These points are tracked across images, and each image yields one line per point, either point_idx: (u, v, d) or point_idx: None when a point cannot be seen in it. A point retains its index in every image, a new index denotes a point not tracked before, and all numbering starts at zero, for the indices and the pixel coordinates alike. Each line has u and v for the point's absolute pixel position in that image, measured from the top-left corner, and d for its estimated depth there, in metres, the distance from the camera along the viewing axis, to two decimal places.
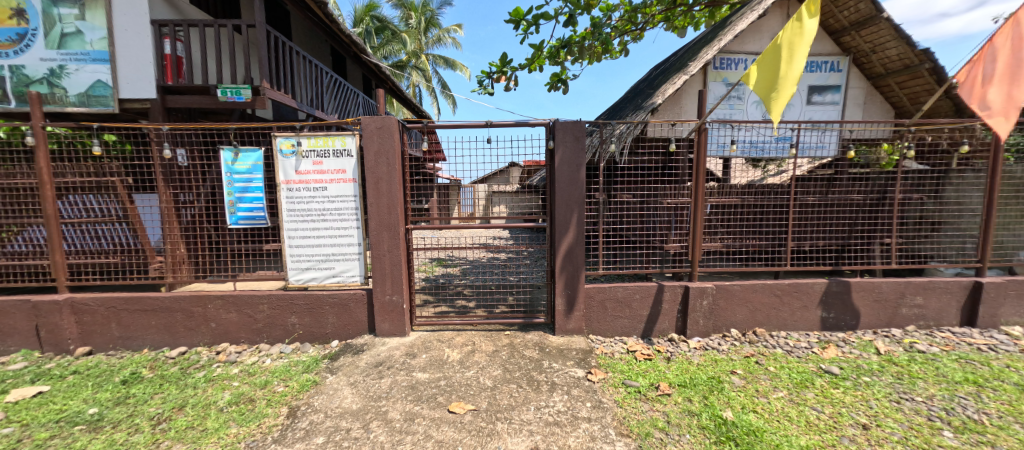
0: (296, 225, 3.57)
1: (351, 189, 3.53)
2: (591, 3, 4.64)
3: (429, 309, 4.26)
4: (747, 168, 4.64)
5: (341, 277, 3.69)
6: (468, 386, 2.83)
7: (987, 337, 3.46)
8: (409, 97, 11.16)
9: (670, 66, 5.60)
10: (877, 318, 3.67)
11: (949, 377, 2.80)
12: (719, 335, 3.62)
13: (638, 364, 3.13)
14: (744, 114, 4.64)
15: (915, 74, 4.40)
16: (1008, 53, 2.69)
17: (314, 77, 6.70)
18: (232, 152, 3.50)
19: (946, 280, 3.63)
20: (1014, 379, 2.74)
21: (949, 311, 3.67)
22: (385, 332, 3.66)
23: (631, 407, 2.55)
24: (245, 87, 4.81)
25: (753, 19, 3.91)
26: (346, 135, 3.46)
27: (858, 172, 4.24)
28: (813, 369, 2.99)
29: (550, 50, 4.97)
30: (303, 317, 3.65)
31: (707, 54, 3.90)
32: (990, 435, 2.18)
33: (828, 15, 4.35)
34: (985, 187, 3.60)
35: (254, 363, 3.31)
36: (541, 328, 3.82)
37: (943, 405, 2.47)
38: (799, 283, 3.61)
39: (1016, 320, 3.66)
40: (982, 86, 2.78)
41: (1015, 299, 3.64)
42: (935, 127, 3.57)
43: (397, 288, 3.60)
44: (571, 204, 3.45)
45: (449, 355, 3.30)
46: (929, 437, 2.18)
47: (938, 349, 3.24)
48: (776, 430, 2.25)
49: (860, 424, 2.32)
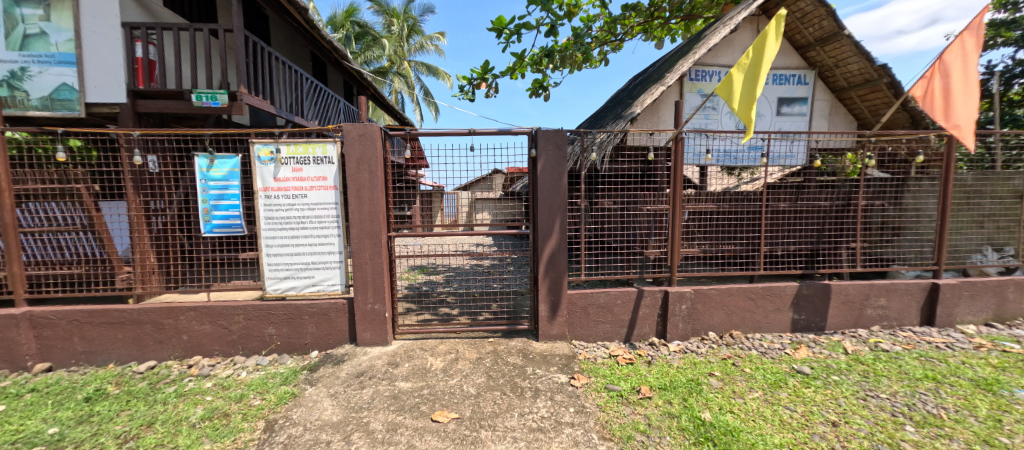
0: (274, 233, 3.49)
1: (331, 196, 3.50)
2: (574, 14, 4.72)
3: (412, 317, 4.20)
4: (723, 176, 4.62)
5: (321, 286, 3.63)
6: (452, 394, 2.82)
7: (945, 335, 3.66)
8: (391, 104, 10.98)
9: (648, 76, 5.72)
10: (844, 319, 3.83)
11: (910, 374, 2.95)
12: (697, 339, 3.70)
13: (620, 369, 3.18)
14: (719, 124, 4.79)
15: (874, 88, 4.65)
16: (958, 70, 2.96)
17: (293, 82, 6.58)
18: (207, 158, 3.41)
19: (906, 282, 3.82)
20: (968, 375, 2.91)
21: (910, 312, 3.86)
22: (367, 341, 3.61)
23: (614, 411, 2.60)
24: (221, 93, 4.71)
25: (726, 34, 4.02)
26: (327, 142, 3.44)
27: (825, 180, 4.34)
28: (786, 370, 3.11)
29: (532, 58, 5.03)
30: (281, 328, 3.57)
31: (683, 66, 3.97)
32: (947, 428, 2.32)
33: (794, 31, 4.59)
34: (941, 195, 3.77)
35: (228, 376, 3.21)
36: (524, 334, 3.84)
37: (905, 401, 2.62)
38: (772, 286, 3.74)
39: (970, 319, 3.87)
40: (941, 99, 3.00)
41: (971, 301, 3.85)
42: (895, 138, 3.78)
43: (378, 297, 3.56)
44: (553, 210, 3.50)
45: (432, 364, 3.28)
46: (893, 432, 2.31)
47: (900, 348, 3.41)
48: (752, 429, 2.35)
49: (830, 422, 2.43)
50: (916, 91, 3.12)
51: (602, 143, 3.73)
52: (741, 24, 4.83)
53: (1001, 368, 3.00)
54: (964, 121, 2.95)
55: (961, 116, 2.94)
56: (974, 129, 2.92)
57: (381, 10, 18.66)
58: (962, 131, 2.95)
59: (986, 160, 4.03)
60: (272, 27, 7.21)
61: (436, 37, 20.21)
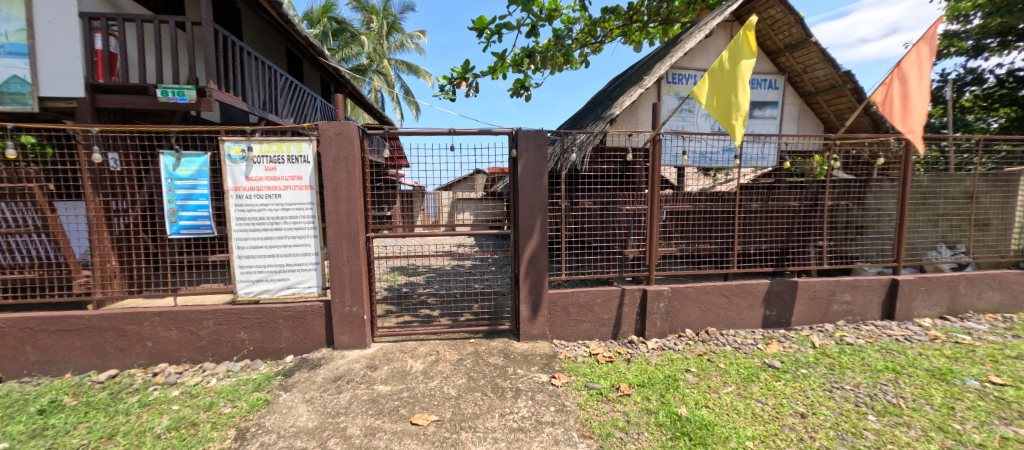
0: (246, 234, 3.37)
1: (307, 196, 3.41)
2: (554, 15, 4.76)
3: (392, 319, 4.13)
4: (699, 177, 4.75)
5: (297, 289, 3.53)
6: (432, 397, 2.79)
7: (904, 328, 3.87)
8: (371, 102, 10.79)
9: (627, 79, 5.81)
10: (811, 314, 3.99)
11: (872, 366, 3.10)
12: (675, 336, 3.78)
13: (600, 367, 3.22)
14: (695, 126, 4.92)
15: (839, 93, 4.87)
16: (913, 77, 3.13)
17: (267, 78, 6.37)
18: (173, 156, 3.26)
19: (868, 278, 4.01)
20: (924, 366, 3.09)
21: (872, 307, 4.06)
22: (344, 344, 3.53)
23: (593, 409, 2.62)
24: (189, 87, 4.56)
25: (701, 39, 4.13)
26: (302, 140, 3.35)
27: (794, 181, 4.50)
28: (758, 364, 3.21)
29: (513, 59, 5.04)
30: (253, 332, 3.45)
31: (660, 68, 4.05)
32: (905, 416, 2.46)
33: (765, 37, 4.76)
34: (901, 195, 3.95)
35: (197, 384, 3.08)
36: (505, 334, 3.83)
37: (868, 392, 2.75)
38: (744, 284, 3.86)
39: (927, 313, 4.10)
40: (899, 105, 3.17)
41: (927, 296, 4.07)
42: (858, 141, 3.97)
43: (356, 300, 3.49)
44: (533, 210, 3.51)
45: (412, 366, 3.23)
46: (856, 422, 2.42)
47: (863, 341, 3.58)
48: (726, 422, 2.42)
49: (799, 413, 2.52)
50: (877, 96, 3.23)
51: (582, 144, 3.77)
52: (715, 29, 4.98)
53: (954, 359, 3.20)
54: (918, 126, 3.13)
55: (916, 121, 3.12)
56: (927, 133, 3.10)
57: (360, 6, 18.32)
58: (917, 135, 3.13)
59: (940, 163, 4.29)
60: (245, 21, 6.97)
61: (417, 35, 20.01)
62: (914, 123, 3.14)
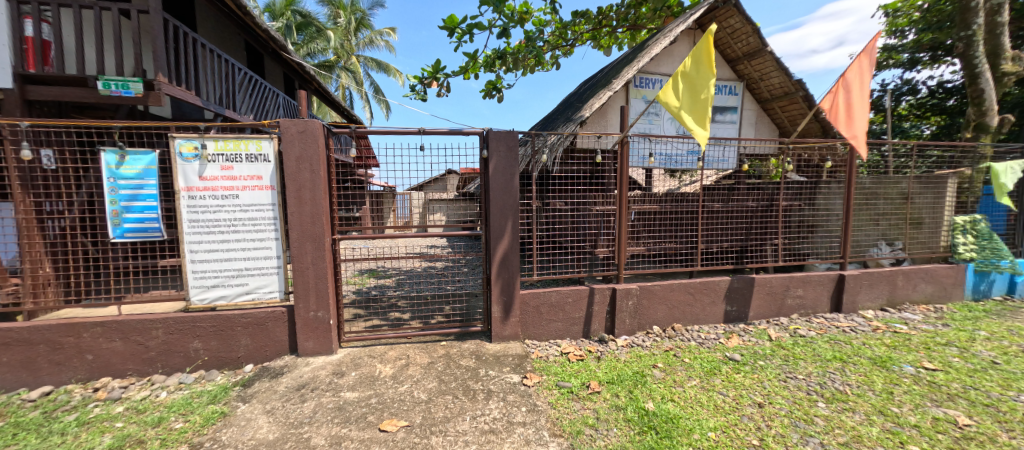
0: (199, 237, 3.17)
1: (267, 197, 3.25)
2: (525, 17, 4.79)
3: (360, 323, 4.01)
4: (666, 178, 4.92)
5: (257, 294, 3.36)
6: (401, 402, 2.72)
7: (850, 320, 4.15)
8: (339, 101, 10.46)
9: (596, 81, 5.93)
10: (768, 309, 4.21)
11: (822, 356, 3.31)
12: (643, 333, 3.89)
13: (571, 366, 3.26)
14: (661, 129, 5.09)
15: (792, 100, 5.18)
16: (856, 87, 3.38)
17: (224, 72, 6.04)
18: (117, 154, 3.02)
19: (818, 274, 4.28)
20: (867, 354, 3.33)
21: (823, 300, 4.33)
22: (308, 351, 3.39)
23: (564, 407, 2.65)
24: (135, 81, 4.25)
25: (666, 45, 4.27)
26: (262, 138, 3.19)
27: (753, 183, 4.70)
28: (720, 358, 3.36)
29: (484, 59, 5.02)
30: (208, 341, 3.25)
31: (628, 73, 4.16)
32: (850, 402, 2.64)
33: (726, 45, 5.00)
34: (846, 197, 4.28)
35: (144, 398, 2.86)
36: (477, 336, 3.81)
37: (818, 380, 2.93)
38: (707, 281, 4.02)
39: (870, 305, 4.42)
40: (844, 112, 3.41)
41: (870, 290, 4.40)
42: (810, 146, 4.23)
43: (322, 304, 3.37)
44: (504, 211, 3.51)
45: (380, 371, 3.15)
46: (808, 409, 2.57)
47: (814, 333, 3.82)
48: (690, 415, 2.50)
49: (757, 403, 2.65)
50: (825, 104, 3.40)
51: (552, 145, 3.81)
52: (679, 36, 5.18)
53: (893, 347, 3.46)
54: (858, 132, 3.40)
55: (857, 128, 3.39)
56: (867, 139, 3.37)
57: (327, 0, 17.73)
58: (859, 140, 3.39)
59: (880, 166, 4.65)
60: (199, 11, 6.58)
61: (387, 32, 19.62)
62: (856, 129, 3.40)
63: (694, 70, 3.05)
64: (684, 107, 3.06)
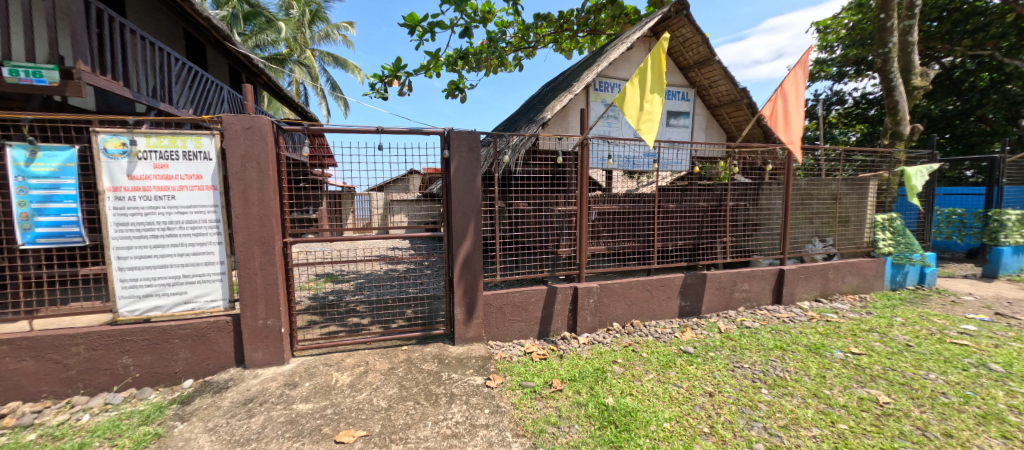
0: (128, 242, 2.88)
1: (209, 198, 3.02)
2: (487, 18, 4.78)
3: (315, 330, 3.83)
4: (624, 179, 5.10)
5: (197, 304, 3.11)
6: (359, 411, 2.62)
7: (789, 311, 4.50)
8: (292, 97, 9.94)
9: (558, 84, 6.04)
10: (718, 303, 4.47)
11: (765, 345, 3.57)
12: (604, 330, 4.00)
13: (534, 365, 3.28)
14: (619, 132, 5.27)
15: (737, 107, 5.54)
16: (792, 96, 3.68)
17: (157, 62, 5.55)
18: (26, 149, 2.67)
19: (762, 269, 4.60)
20: (803, 342, 3.62)
21: (766, 293, 4.66)
22: (257, 362, 3.18)
23: (527, 407, 2.66)
24: (49, 67, 3.82)
25: (623, 50, 4.43)
26: (201, 134, 2.96)
27: (704, 184, 4.98)
28: (674, 351, 3.52)
29: (447, 58, 4.96)
30: (140, 356, 2.96)
31: (588, 76, 4.28)
32: (789, 387, 2.86)
33: (678, 53, 5.27)
34: (785, 197, 4.63)
35: (61, 423, 2.56)
36: (440, 339, 3.75)
37: (762, 368, 3.15)
38: (663, 278, 4.20)
39: (806, 296, 4.82)
40: (782, 119, 3.69)
41: (807, 283, 4.79)
42: (753, 150, 4.53)
43: (271, 312, 3.17)
44: (467, 212, 3.48)
45: (337, 380, 3.02)
46: (752, 395, 2.76)
47: (758, 324, 4.10)
48: (647, 408, 2.60)
49: (708, 393, 2.80)
50: (766, 111, 3.66)
51: (515, 146, 3.83)
52: (635, 43, 5.39)
53: (825, 334, 3.79)
54: (793, 137, 3.72)
55: (793, 134, 3.69)
56: (801, 144, 3.69)
57: None
58: (794, 145, 3.70)
59: (814, 169, 5.08)
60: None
61: (345, 26, 18.91)
62: (792, 135, 3.71)
63: (650, 75, 3.23)
64: (638, 109, 3.22)
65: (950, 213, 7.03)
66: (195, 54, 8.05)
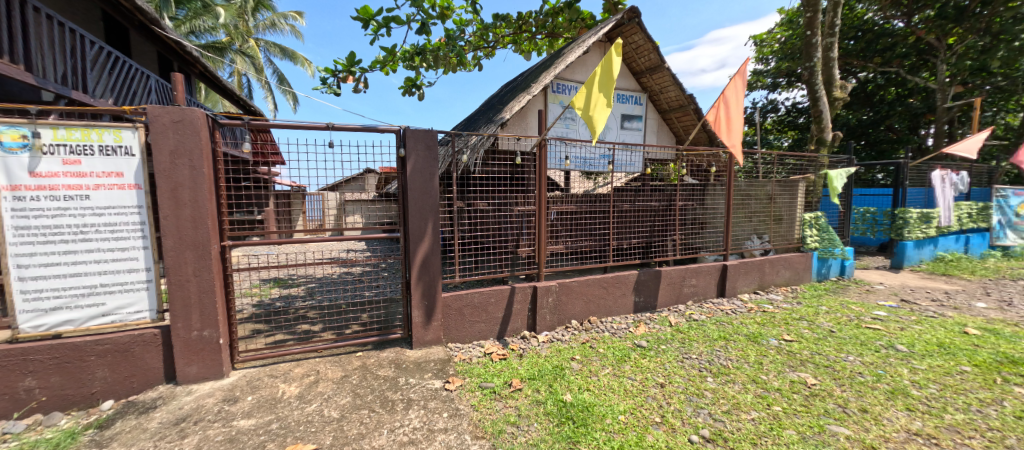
0: (31, 248, 2.53)
1: (132, 198, 2.72)
2: (445, 15, 4.70)
3: (260, 340, 3.58)
4: (583, 180, 5.23)
5: (119, 316, 2.80)
6: (308, 424, 2.47)
7: (732, 303, 4.84)
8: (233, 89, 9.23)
9: (517, 85, 6.07)
10: (669, 298, 4.71)
11: (710, 336, 3.81)
12: (562, 327, 4.08)
13: (494, 366, 3.28)
14: (577, 133, 5.42)
15: (685, 112, 5.88)
16: (733, 104, 3.95)
17: (65, 44, 4.93)
18: None
19: (708, 264, 4.91)
20: (743, 332, 3.91)
21: (712, 287, 4.99)
22: (192, 377, 2.92)
23: (486, 409, 2.65)
24: None
25: (580, 54, 4.54)
26: (122, 127, 2.66)
27: (656, 185, 5.24)
28: (629, 345, 3.66)
29: (403, 55, 4.82)
30: (47, 378, 2.61)
31: (545, 78, 4.35)
32: (732, 374, 3.07)
33: (632, 59, 5.49)
34: (727, 197, 4.97)
35: None
36: (397, 343, 3.64)
37: (708, 358, 3.36)
38: (619, 275, 4.36)
39: (747, 289, 5.21)
40: (724, 125, 3.95)
41: (747, 277, 5.17)
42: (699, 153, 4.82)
43: (208, 322, 2.92)
44: (424, 212, 3.41)
45: (284, 392, 2.84)
46: (699, 384, 2.93)
47: (704, 317, 4.37)
48: (603, 402, 2.68)
49: (659, 384, 2.94)
50: (710, 116, 3.89)
51: (474, 146, 3.80)
52: (591, 47, 5.56)
53: (762, 324, 4.12)
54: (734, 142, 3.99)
55: (734, 138, 3.97)
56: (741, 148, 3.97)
57: None
58: (735, 149, 3.97)
59: (753, 171, 5.49)
60: None
61: (293, 16, 17.88)
62: (733, 139, 3.98)
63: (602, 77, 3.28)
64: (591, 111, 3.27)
65: (864, 211, 8.01)
66: (116, 38, 7.24)
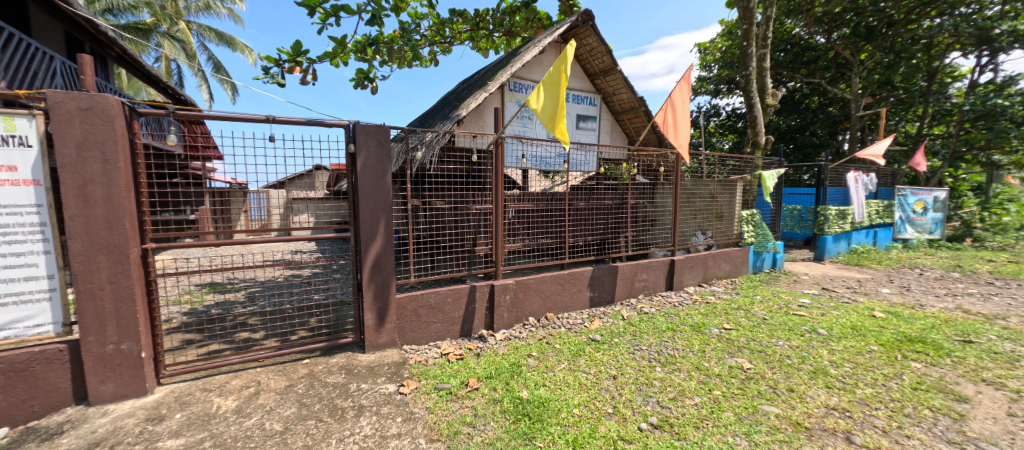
0: None
1: (29, 195, 2.38)
2: (399, 7, 4.55)
3: (191, 351, 3.28)
4: (540, 178, 5.30)
5: (15, 331, 2.43)
6: (248, 439, 2.30)
7: (679, 296, 5.14)
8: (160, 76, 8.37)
9: (475, 81, 6.02)
10: (622, 292, 4.91)
11: (659, 328, 4.01)
12: (520, 325, 4.12)
13: (450, 366, 3.24)
14: (534, 132, 5.52)
15: (637, 114, 6.14)
16: (679, 107, 4.17)
17: None
18: None
19: (656, 260, 5.16)
20: (688, 322, 4.16)
21: (661, 281, 5.26)
22: (108, 396, 2.61)
23: (442, 410, 2.61)
24: None
25: (536, 54, 4.59)
26: (17, 115, 2.32)
27: (611, 184, 5.42)
28: (584, 340, 3.76)
29: (355, 46, 4.62)
30: None
31: (502, 77, 4.35)
32: (678, 363, 3.26)
33: (586, 61, 5.63)
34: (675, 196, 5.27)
35: None
36: (348, 348, 3.49)
37: (656, 349, 3.54)
38: (574, 272, 4.48)
39: (692, 282, 5.55)
40: (671, 127, 4.16)
41: (692, 271, 5.51)
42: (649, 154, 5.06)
43: (127, 334, 2.63)
44: (376, 210, 3.29)
45: (219, 406, 2.62)
46: (648, 374, 3.08)
47: (654, 310, 4.60)
48: (559, 397, 2.73)
49: (612, 376, 3.05)
50: (659, 118, 4.08)
51: (429, 143, 3.72)
52: (548, 48, 5.64)
53: (705, 314, 4.41)
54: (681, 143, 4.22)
55: (681, 140, 4.19)
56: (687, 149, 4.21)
57: None
58: (682, 150, 4.19)
59: (698, 171, 5.85)
60: None
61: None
62: (680, 140, 4.20)
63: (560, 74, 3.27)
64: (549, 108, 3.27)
65: (792, 209, 8.83)
66: (10, 11, 6.28)
